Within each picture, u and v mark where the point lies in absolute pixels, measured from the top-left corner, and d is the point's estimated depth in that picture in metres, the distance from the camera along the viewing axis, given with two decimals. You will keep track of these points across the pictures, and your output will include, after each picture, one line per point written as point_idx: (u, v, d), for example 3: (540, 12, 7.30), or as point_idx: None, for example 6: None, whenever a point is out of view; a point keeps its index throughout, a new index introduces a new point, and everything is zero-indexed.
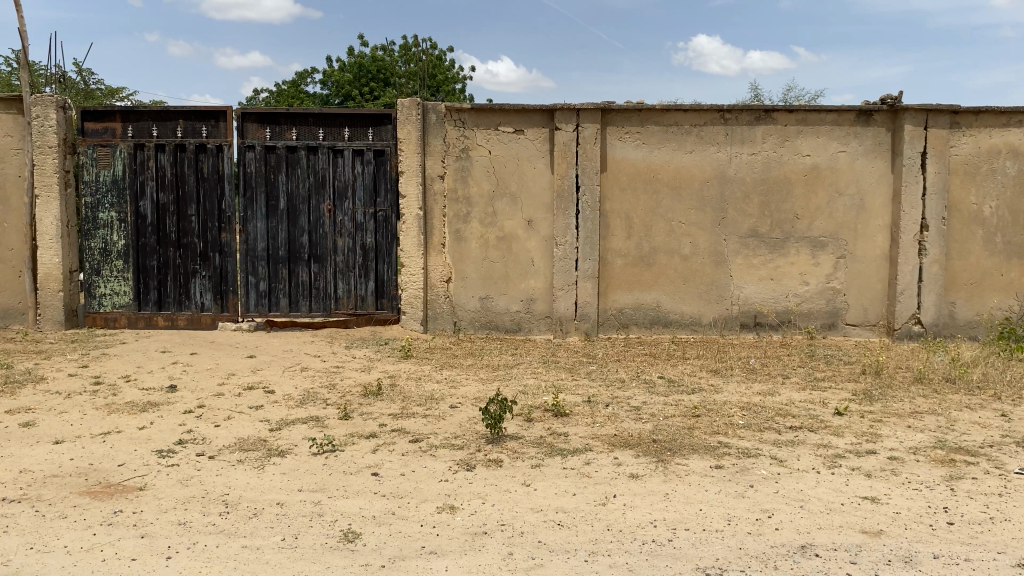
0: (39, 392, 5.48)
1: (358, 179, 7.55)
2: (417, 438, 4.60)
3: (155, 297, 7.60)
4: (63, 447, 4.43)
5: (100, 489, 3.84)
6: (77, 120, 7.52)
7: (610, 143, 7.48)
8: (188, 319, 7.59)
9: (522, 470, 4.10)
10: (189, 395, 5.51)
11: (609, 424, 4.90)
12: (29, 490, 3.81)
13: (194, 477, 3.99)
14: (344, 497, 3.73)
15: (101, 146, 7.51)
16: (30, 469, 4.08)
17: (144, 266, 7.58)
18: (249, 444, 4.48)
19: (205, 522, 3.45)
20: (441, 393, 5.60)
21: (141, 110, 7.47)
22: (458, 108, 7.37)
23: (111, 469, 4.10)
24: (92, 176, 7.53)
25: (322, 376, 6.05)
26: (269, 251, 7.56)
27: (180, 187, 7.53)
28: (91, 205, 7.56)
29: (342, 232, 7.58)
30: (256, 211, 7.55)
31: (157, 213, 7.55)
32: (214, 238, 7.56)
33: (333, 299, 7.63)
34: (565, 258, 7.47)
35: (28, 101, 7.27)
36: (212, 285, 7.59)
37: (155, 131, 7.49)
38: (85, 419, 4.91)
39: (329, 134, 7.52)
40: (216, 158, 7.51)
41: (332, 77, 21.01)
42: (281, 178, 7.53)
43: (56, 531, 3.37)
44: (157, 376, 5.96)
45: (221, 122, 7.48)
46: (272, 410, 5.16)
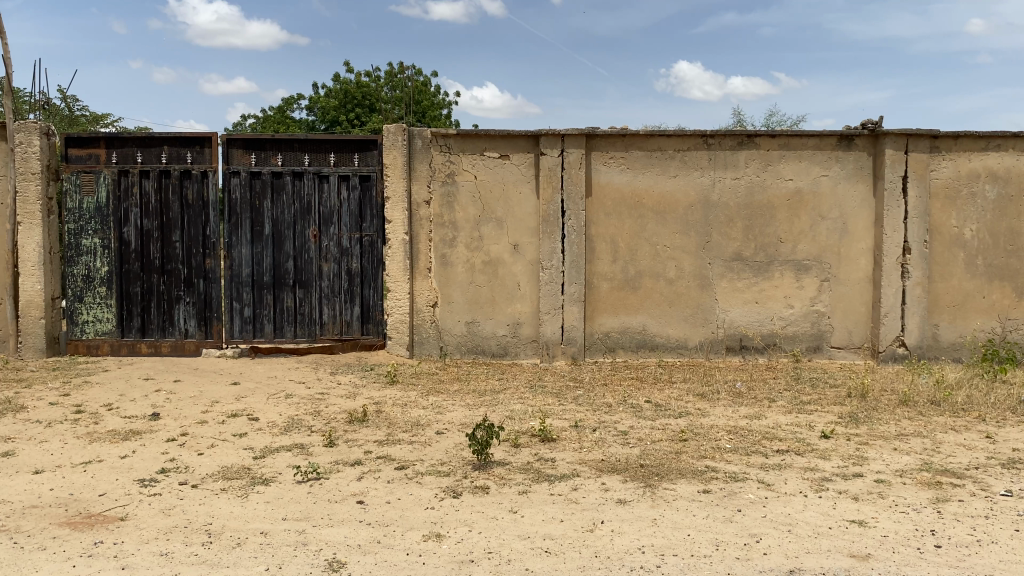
0: (18, 421, 5.41)
1: (343, 205, 7.55)
2: (404, 464, 4.57)
3: (138, 324, 7.53)
4: (42, 477, 4.36)
5: (81, 520, 3.78)
6: (60, 146, 7.49)
7: (595, 168, 7.52)
8: (172, 345, 7.53)
9: (510, 496, 4.07)
10: (173, 422, 5.45)
11: (596, 449, 4.88)
12: (8, 522, 3.75)
13: (177, 507, 3.94)
14: (329, 526, 3.70)
15: (85, 172, 7.48)
16: (9, 500, 4.01)
17: (128, 292, 7.53)
18: (233, 472, 4.43)
19: (188, 553, 3.40)
20: (427, 419, 5.57)
21: (126, 136, 7.46)
22: (443, 133, 7.40)
23: (92, 499, 4.04)
24: (76, 203, 7.49)
25: (307, 403, 6.00)
26: (254, 277, 7.53)
27: (164, 213, 7.50)
28: (74, 232, 7.51)
29: (328, 257, 7.56)
30: (241, 237, 7.52)
31: (141, 239, 7.51)
32: (199, 264, 7.53)
33: (319, 325, 7.59)
34: (551, 282, 7.48)
35: (12, 128, 7.23)
36: (197, 311, 7.54)
37: (139, 157, 7.48)
38: (66, 448, 4.85)
39: (315, 160, 7.53)
40: (201, 184, 7.50)
41: (318, 103, 21.07)
42: (266, 204, 7.52)
43: (35, 562, 3.32)
44: (140, 404, 5.89)
45: (206, 148, 7.48)
46: (257, 437, 5.11)
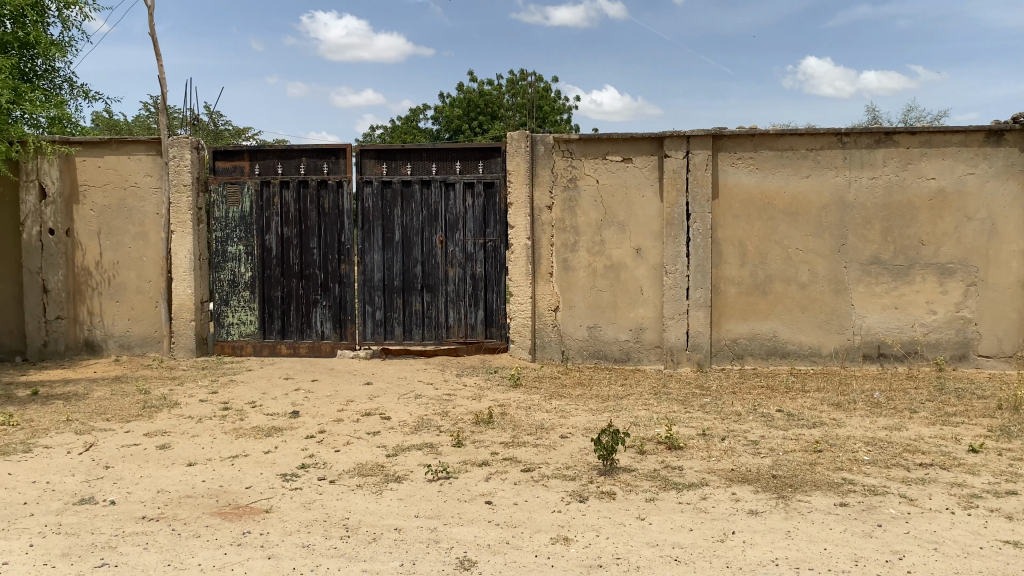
0: (174, 416, 5.81)
1: (468, 211, 7.71)
2: (530, 467, 4.62)
3: (278, 326, 7.94)
4: (195, 469, 4.67)
5: (230, 510, 4.02)
6: (209, 159, 7.99)
7: (722, 169, 7.37)
8: (309, 346, 7.89)
9: (637, 503, 4.04)
10: (311, 420, 5.71)
11: (725, 458, 4.78)
12: (167, 510, 4.04)
13: (317, 501, 4.13)
14: (459, 524, 3.78)
15: (231, 184, 7.95)
16: (167, 490, 4.32)
17: (269, 296, 7.95)
18: (368, 469, 4.60)
19: (327, 545, 3.56)
20: (552, 423, 5.60)
21: (268, 149, 7.89)
22: (566, 138, 7.43)
23: (240, 491, 4.30)
24: (222, 213, 7.97)
25: (435, 404, 6.15)
26: (386, 281, 7.80)
27: (303, 221, 7.88)
28: (221, 239, 7.99)
29: (454, 262, 7.73)
30: (373, 244, 7.81)
31: (281, 246, 7.92)
32: (334, 269, 7.86)
33: (446, 328, 7.78)
34: (676, 287, 7.37)
35: (167, 143, 7.76)
36: (332, 314, 7.87)
37: (279, 169, 7.89)
38: (215, 442, 5.17)
39: (442, 168, 7.73)
40: (336, 193, 7.83)
41: (443, 112, 21.60)
42: (396, 212, 7.77)
43: (191, 549, 3.56)
44: (280, 402, 6.21)
45: (341, 159, 7.81)
46: (389, 436, 5.28)
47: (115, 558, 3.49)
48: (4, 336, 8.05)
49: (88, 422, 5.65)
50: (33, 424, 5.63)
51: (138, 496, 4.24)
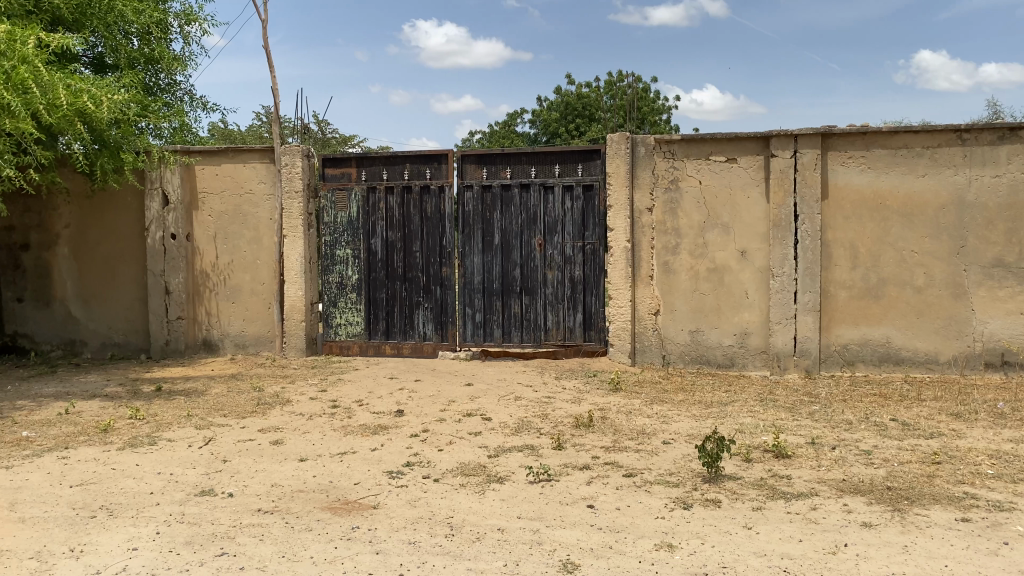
0: (286, 413, 6.04)
1: (567, 214, 7.71)
2: (632, 472, 4.58)
3: (383, 327, 8.15)
4: (306, 464, 4.84)
5: (339, 505, 4.15)
6: (319, 166, 8.28)
7: (832, 169, 7.13)
8: (412, 347, 8.07)
9: (743, 512, 3.95)
10: (415, 419, 5.84)
11: (836, 468, 4.62)
12: (280, 503, 4.21)
13: (422, 499, 4.22)
14: (562, 527, 3.79)
15: (339, 190, 8.22)
16: (281, 484, 4.50)
17: (374, 298, 8.17)
18: (471, 469, 4.67)
19: (433, 543, 3.63)
20: (654, 428, 5.54)
21: (374, 156, 8.11)
22: (668, 139, 7.34)
23: (348, 487, 4.43)
24: (331, 218, 8.25)
25: (535, 406, 6.18)
26: (485, 284, 7.90)
27: (406, 225, 8.06)
28: (330, 243, 8.27)
29: (553, 265, 7.76)
30: (474, 247, 7.92)
31: (386, 250, 8.13)
32: (436, 272, 8.00)
33: (544, 331, 7.81)
34: (783, 290, 7.17)
35: (280, 151, 8.09)
36: (434, 316, 8.02)
37: (385, 175, 8.10)
38: (324, 439, 5.35)
39: (542, 171, 7.76)
40: (438, 198, 7.97)
41: (541, 115, 21.70)
42: (496, 215, 7.85)
43: (304, 541, 3.70)
44: (385, 401, 6.36)
45: (443, 164, 7.95)
46: (490, 437, 5.34)
47: (233, 548, 3.65)
48: (131, 335, 8.56)
49: (207, 417, 5.94)
50: (158, 417, 5.96)
51: (254, 490, 4.43)
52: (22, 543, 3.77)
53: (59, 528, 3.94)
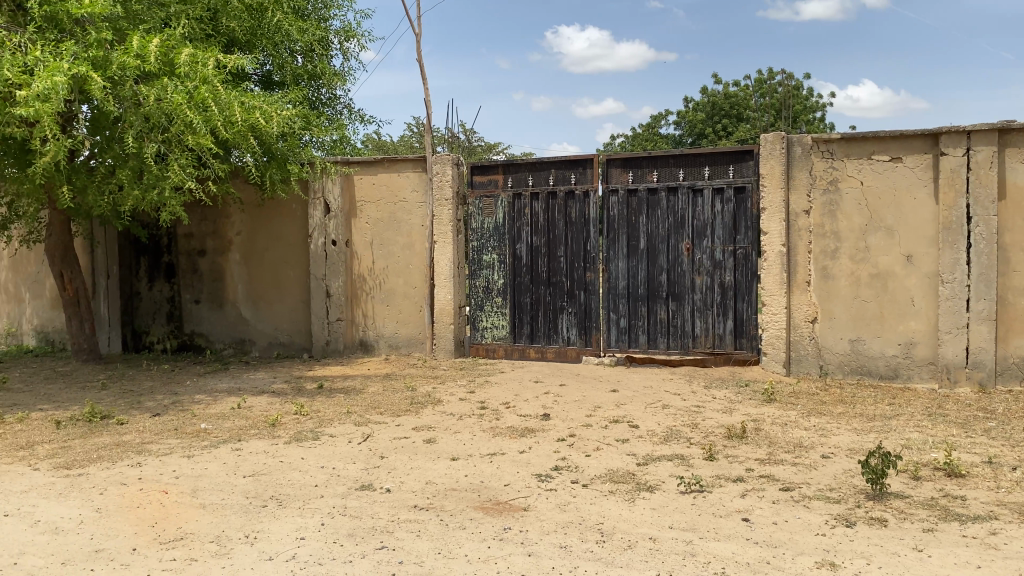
0: (437, 413, 6.23)
1: (717, 217, 7.53)
2: (789, 486, 4.42)
3: (528, 331, 8.25)
4: (458, 464, 4.97)
5: (491, 505, 4.23)
6: (467, 174, 8.49)
7: (1011, 167, 6.62)
8: (556, 352, 8.12)
9: (912, 533, 3.72)
10: (562, 423, 5.87)
11: (1018, 491, 4.27)
12: (435, 500, 4.34)
13: (572, 503, 4.24)
14: (716, 539, 3.70)
15: (486, 197, 8.40)
16: (435, 482, 4.64)
17: (519, 302, 8.28)
18: (620, 476, 4.65)
19: (584, 548, 3.64)
20: (811, 441, 5.32)
21: (520, 162, 8.24)
22: (826, 138, 7.05)
23: (499, 488, 4.51)
24: (478, 224, 8.44)
25: (684, 415, 6.07)
26: (631, 289, 7.83)
27: (551, 230, 8.12)
28: (477, 249, 8.45)
29: (701, 270, 7.58)
30: (619, 252, 7.87)
31: (531, 255, 8.22)
32: (580, 277, 8.01)
33: (692, 338, 7.64)
34: (954, 298, 6.71)
35: (431, 160, 8.36)
36: (578, 321, 8.04)
37: (530, 181, 8.20)
38: (475, 440, 5.47)
39: (690, 174, 7.62)
40: (583, 203, 7.99)
41: (686, 117, 21.33)
42: (642, 220, 7.78)
43: (458, 539, 3.80)
44: (532, 404, 6.44)
45: (588, 169, 7.97)
46: (639, 444, 5.30)
47: (392, 542, 3.80)
48: (294, 335, 9.08)
49: (364, 415, 6.21)
50: (320, 414, 6.29)
51: (409, 486, 4.59)
52: (204, 527, 4.09)
53: (235, 515, 4.23)
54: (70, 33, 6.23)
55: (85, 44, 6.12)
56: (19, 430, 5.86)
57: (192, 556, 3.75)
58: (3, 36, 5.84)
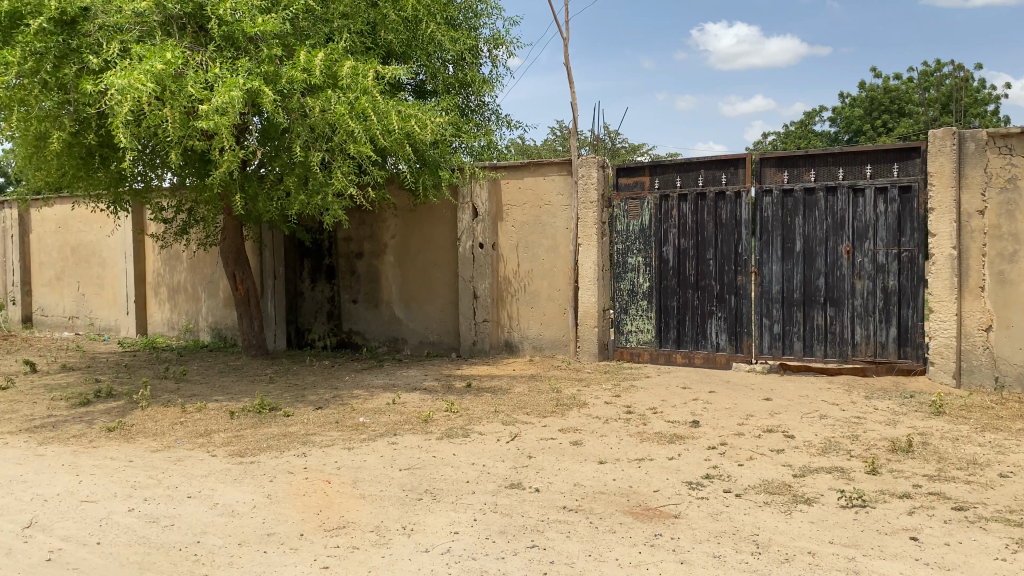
0: (584, 416, 6.25)
1: (879, 218, 7.14)
2: (962, 506, 4.13)
3: (674, 335, 8.14)
4: (606, 467, 4.97)
5: (641, 511, 4.21)
6: (613, 176, 8.45)
7: None
8: (704, 357, 7.97)
9: None
10: (712, 431, 5.75)
11: None
12: (584, 502, 4.36)
13: (724, 513, 4.14)
14: (881, 558, 3.52)
15: (632, 199, 8.33)
16: (583, 484, 4.66)
17: (666, 306, 8.18)
18: (775, 487, 4.50)
19: (739, 559, 3.56)
20: (987, 458, 4.95)
21: (667, 163, 8.13)
22: (1004, 133, 6.56)
23: (649, 493, 4.47)
24: (624, 226, 8.39)
25: (842, 426, 5.80)
26: (784, 293, 7.57)
27: (700, 233, 7.97)
28: (622, 251, 8.41)
29: (862, 274, 7.22)
30: (772, 255, 7.62)
31: (678, 258, 8.09)
32: (730, 281, 7.82)
33: (851, 345, 7.29)
34: None
35: (577, 163, 8.37)
36: (728, 326, 7.85)
37: (678, 182, 8.08)
38: (622, 444, 5.45)
39: (850, 173, 7.27)
40: (734, 204, 7.78)
41: (842, 114, 20.37)
42: (797, 221, 7.49)
43: (609, 543, 3.80)
44: (681, 410, 6.34)
45: (740, 169, 7.76)
46: (794, 455, 5.11)
47: (543, 541, 3.85)
48: (443, 335, 9.36)
49: (512, 414, 6.32)
50: (469, 412, 6.45)
51: (558, 487, 4.63)
52: (364, 517, 4.29)
53: (393, 507, 4.41)
54: (245, 50, 6.61)
55: (257, 60, 6.53)
56: (198, 419, 6.36)
57: (354, 544, 3.94)
58: (187, 55, 6.33)
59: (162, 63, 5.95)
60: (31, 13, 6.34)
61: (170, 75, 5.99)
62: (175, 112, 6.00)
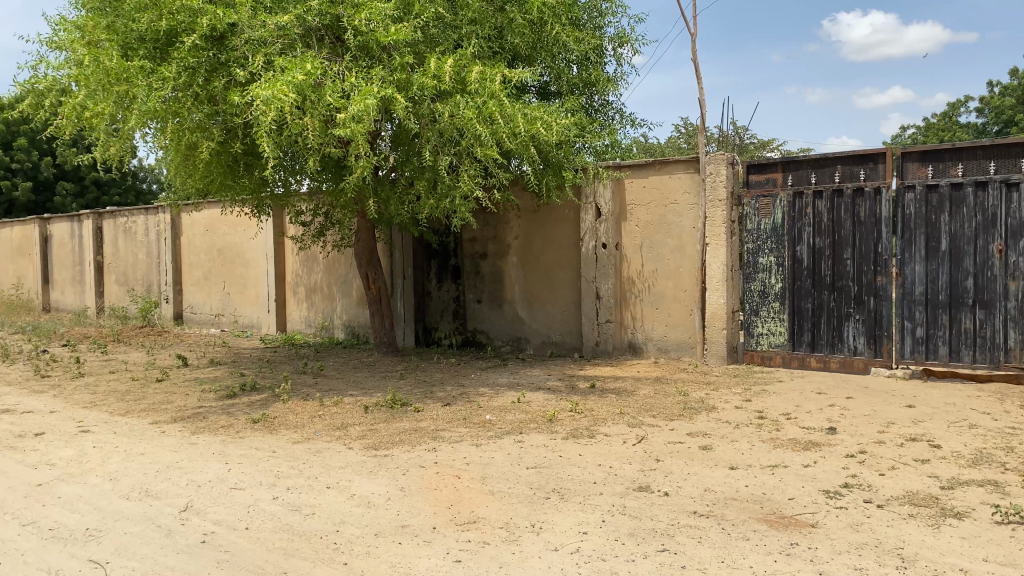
0: (713, 420, 6.12)
1: None
2: None
3: (808, 338, 7.85)
4: (737, 473, 4.86)
5: (775, 519, 4.09)
6: (743, 173, 8.23)
7: None
8: (840, 362, 7.65)
9: None
10: (850, 438, 5.52)
11: None
12: (715, 508, 4.28)
13: (865, 524, 3.97)
14: None
15: (764, 197, 8.10)
16: (714, 489, 4.58)
17: (799, 308, 7.90)
18: (921, 499, 4.28)
19: (883, 573, 3.40)
20: None
21: (801, 159, 7.85)
22: None
23: (783, 501, 4.34)
24: (755, 225, 8.16)
25: (995, 437, 5.44)
26: (929, 295, 7.16)
27: (836, 231, 7.65)
28: (753, 251, 8.18)
29: (1016, 275, 6.75)
30: (915, 254, 7.23)
31: (813, 257, 7.80)
32: (869, 281, 7.47)
33: (1004, 351, 6.83)
34: None
35: (705, 160, 8.19)
36: (866, 329, 7.51)
37: (813, 178, 7.80)
38: (754, 449, 5.31)
39: (1003, 166, 6.81)
40: (874, 201, 7.43)
41: (992, 103, 19.09)
42: (943, 219, 7.08)
43: (742, 550, 3.71)
44: (815, 416, 6.11)
45: (880, 164, 7.40)
46: (941, 466, 4.84)
47: (674, 546, 3.81)
48: (567, 335, 9.38)
49: (638, 417, 6.27)
50: (595, 413, 6.45)
51: (688, 491, 4.56)
52: (494, 513, 4.36)
53: (522, 504, 4.47)
54: (378, 59, 6.85)
55: (390, 68, 6.75)
56: (334, 413, 6.64)
57: (485, 539, 4.02)
58: (325, 66, 6.61)
59: (303, 74, 6.23)
60: (185, 30, 6.77)
61: (309, 85, 6.28)
62: (315, 120, 6.29)
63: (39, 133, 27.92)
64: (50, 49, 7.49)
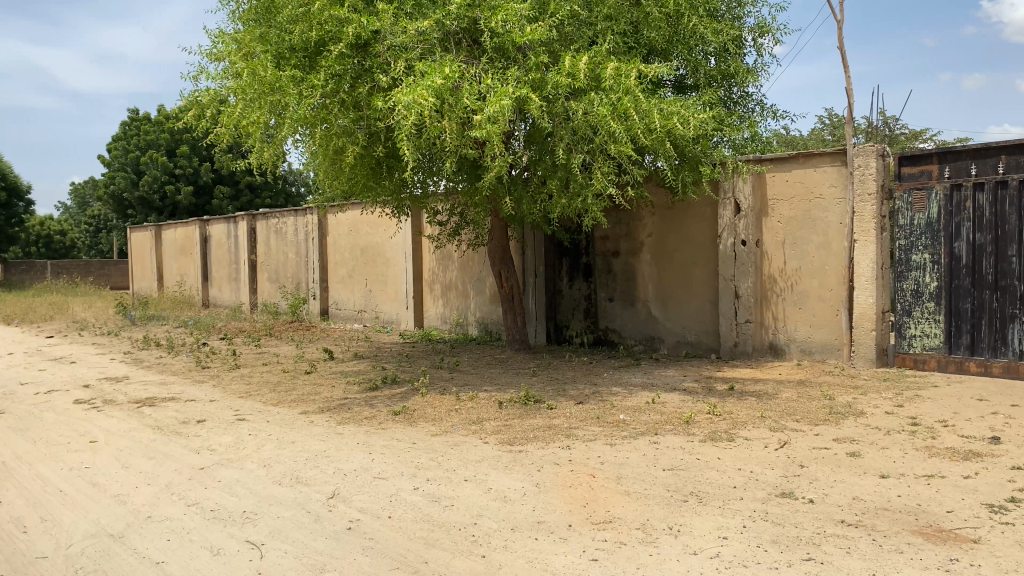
0: (861, 425, 5.83)
1: None
2: None
3: (968, 341, 7.35)
4: (889, 482, 4.60)
5: (932, 532, 3.85)
6: (895, 166, 7.78)
7: None
8: (1004, 367, 7.12)
9: None
10: (1017, 449, 5.12)
11: None
12: (865, 518, 4.08)
13: None
14: None
15: (918, 190, 7.63)
16: (863, 498, 4.36)
17: (957, 308, 7.40)
18: None
19: None
20: None
21: (960, 150, 7.35)
22: None
23: (940, 514, 4.08)
24: (907, 220, 7.70)
25: None
26: None
27: (1000, 226, 7.11)
28: (905, 248, 7.73)
29: None
30: None
31: (973, 254, 7.29)
32: None
33: None
34: None
35: (853, 152, 7.79)
36: None
37: (974, 169, 7.28)
38: (907, 458, 5.02)
39: None
40: None
41: None
42: None
43: (895, 564, 3.52)
44: (976, 425, 5.70)
45: None
46: None
47: (820, 555, 3.65)
48: (702, 335, 9.18)
49: (780, 421, 6.05)
50: (733, 415, 6.27)
51: (834, 500, 4.37)
52: (630, 513, 4.32)
53: (658, 506, 4.41)
54: (514, 59, 6.94)
55: (526, 68, 6.82)
56: (470, 407, 6.77)
57: (621, 539, 3.99)
58: (463, 69, 6.75)
59: (442, 77, 6.36)
60: (332, 39, 7.06)
61: (448, 89, 6.41)
62: (452, 123, 6.43)
63: (200, 140, 29.95)
64: (211, 61, 8.00)
